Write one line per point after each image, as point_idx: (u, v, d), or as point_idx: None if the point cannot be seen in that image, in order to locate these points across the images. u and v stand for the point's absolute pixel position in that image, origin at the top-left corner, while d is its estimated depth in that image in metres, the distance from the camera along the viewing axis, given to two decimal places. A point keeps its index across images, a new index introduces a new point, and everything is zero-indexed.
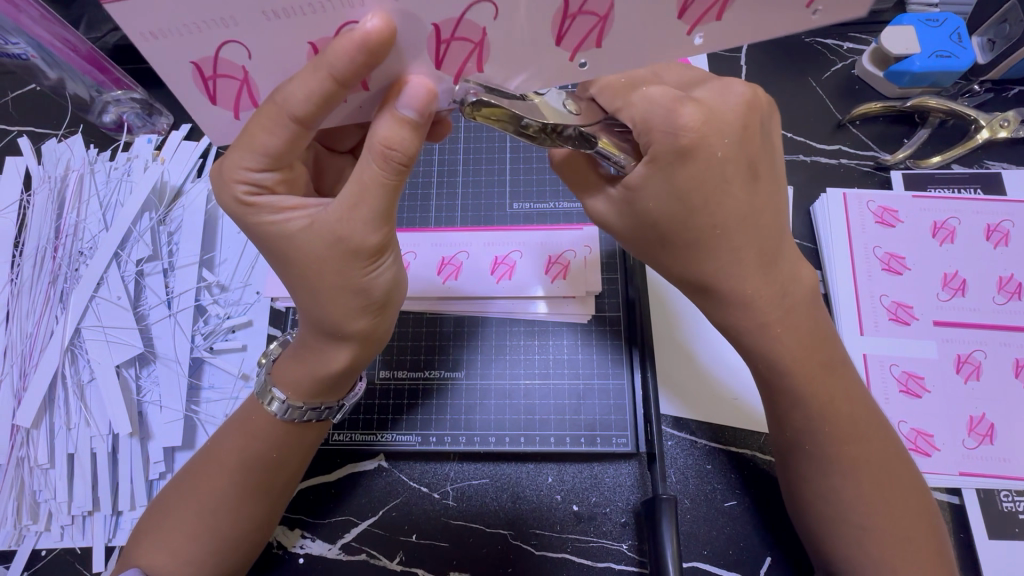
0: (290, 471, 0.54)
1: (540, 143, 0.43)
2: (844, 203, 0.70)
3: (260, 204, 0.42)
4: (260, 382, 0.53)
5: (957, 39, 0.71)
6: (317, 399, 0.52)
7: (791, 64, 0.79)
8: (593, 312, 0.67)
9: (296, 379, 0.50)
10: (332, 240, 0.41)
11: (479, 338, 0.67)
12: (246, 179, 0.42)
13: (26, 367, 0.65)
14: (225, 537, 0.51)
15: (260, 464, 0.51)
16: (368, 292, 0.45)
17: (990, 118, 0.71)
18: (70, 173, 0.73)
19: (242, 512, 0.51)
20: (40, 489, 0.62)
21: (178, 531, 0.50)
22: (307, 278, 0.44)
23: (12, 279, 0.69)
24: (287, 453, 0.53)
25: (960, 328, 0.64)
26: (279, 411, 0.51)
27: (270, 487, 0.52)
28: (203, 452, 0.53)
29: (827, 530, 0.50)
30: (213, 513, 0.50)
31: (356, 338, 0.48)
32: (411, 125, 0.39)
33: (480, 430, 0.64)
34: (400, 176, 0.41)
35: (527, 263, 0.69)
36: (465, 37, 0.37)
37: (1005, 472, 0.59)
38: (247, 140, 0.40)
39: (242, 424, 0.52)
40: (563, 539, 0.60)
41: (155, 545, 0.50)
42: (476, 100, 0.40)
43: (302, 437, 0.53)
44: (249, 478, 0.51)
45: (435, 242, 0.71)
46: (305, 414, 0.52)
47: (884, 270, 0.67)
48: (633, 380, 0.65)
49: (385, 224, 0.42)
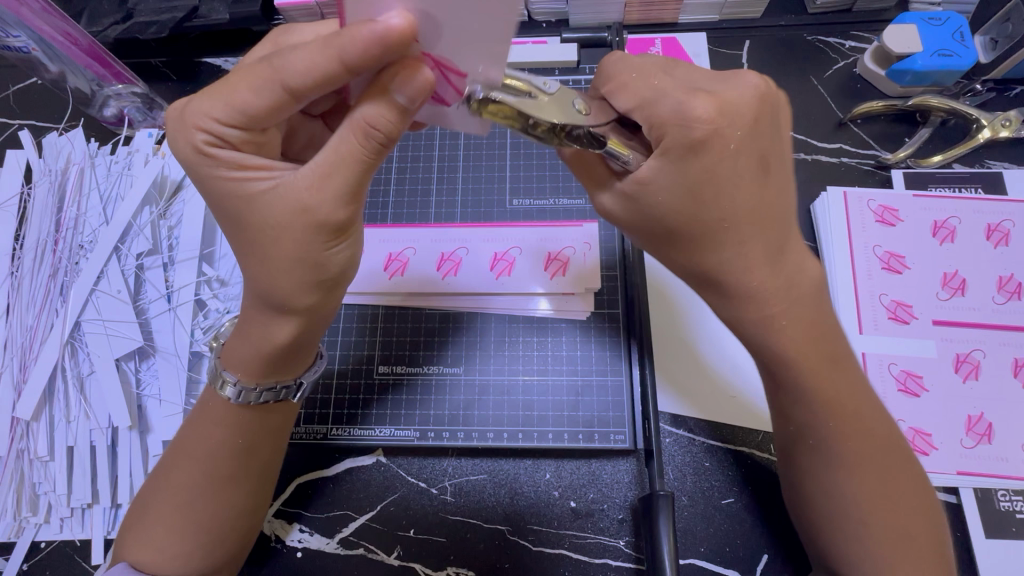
0: (266, 462, 0.54)
1: (550, 142, 0.44)
2: (844, 200, 0.70)
3: (219, 157, 0.42)
4: (210, 368, 0.51)
5: (959, 38, 0.71)
6: (271, 379, 0.51)
7: (793, 62, 0.79)
8: (593, 308, 0.67)
9: (244, 359, 0.49)
10: (298, 209, 0.41)
11: (480, 334, 0.67)
12: (212, 128, 0.41)
13: (26, 359, 0.66)
14: (211, 530, 0.51)
15: (230, 453, 0.51)
16: (325, 268, 0.44)
17: (992, 117, 0.70)
18: (71, 166, 0.73)
19: (228, 502, 0.52)
20: (40, 481, 0.62)
21: (164, 528, 0.50)
22: (264, 247, 0.43)
23: (12, 271, 0.69)
24: (257, 439, 0.52)
25: (959, 327, 0.64)
26: (233, 396, 0.50)
27: (247, 480, 0.52)
28: (177, 445, 0.52)
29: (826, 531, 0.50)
30: (192, 508, 0.50)
31: (303, 311, 0.46)
32: (399, 109, 0.39)
33: (477, 425, 0.64)
34: (378, 154, 0.41)
35: (527, 259, 0.69)
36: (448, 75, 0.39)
37: (1003, 471, 0.59)
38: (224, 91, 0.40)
39: (202, 418, 0.52)
40: (560, 535, 0.60)
41: (143, 539, 0.50)
42: (482, 96, 0.40)
43: (266, 420, 0.52)
44: (224, 472, 0.51)
45: (434, 239, 0.71)
46: (262, 395, 0.51)
47: (883, 268, 0.67)
48: (631, 377, 0.65)
49: (353, 200, 0.42)
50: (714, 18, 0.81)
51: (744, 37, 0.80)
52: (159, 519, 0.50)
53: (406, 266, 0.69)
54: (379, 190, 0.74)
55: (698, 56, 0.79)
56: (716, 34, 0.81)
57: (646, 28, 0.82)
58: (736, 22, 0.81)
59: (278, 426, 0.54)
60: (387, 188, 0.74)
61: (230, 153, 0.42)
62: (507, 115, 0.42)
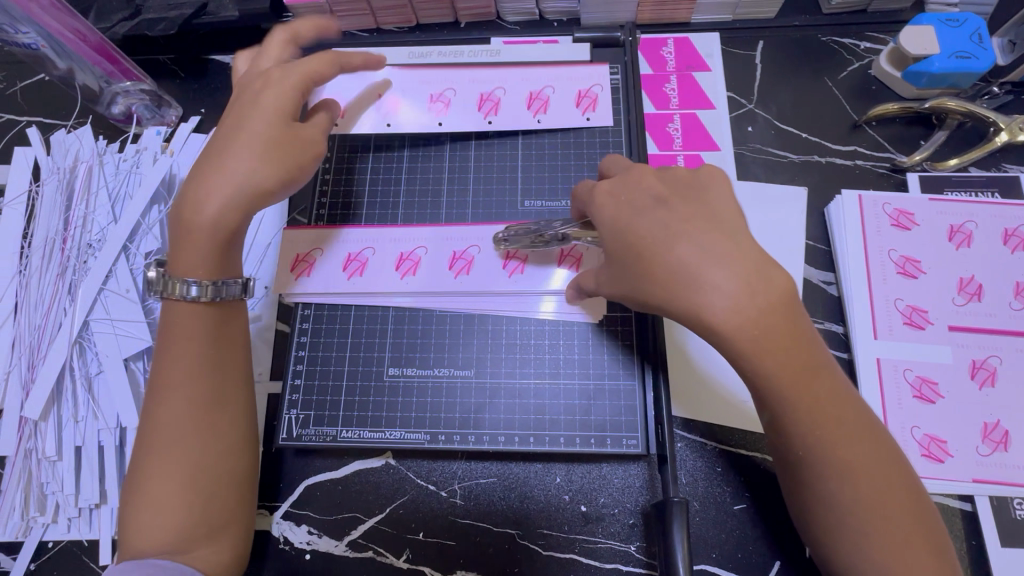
0: (236, 387, 0.55)
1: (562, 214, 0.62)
2: (859, 204, 0.69)
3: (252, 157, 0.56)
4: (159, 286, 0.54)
5: (976, 40, 0.70)
6: (207, 277, 0.54)
7: (806, 63, 0.78)
8: (603, 312, 0.66)
9: (193, 261, 0.54)
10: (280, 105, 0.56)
11: (491, 336, 0.67)
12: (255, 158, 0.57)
13: (34, 358, 0.65)
14: (208, 466, 0.51)
15: (203, 379, 0.53)
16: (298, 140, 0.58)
17: (1010, 121, 0.69)
18: (78, 164, 0.72)
19: (213, 432, 0.52)
20: (48, 481, 0.62)
21: (166, 490, 0.50)
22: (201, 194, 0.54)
23: (20, 270, 0.69)
24: (221, 362, 0.54)
25: (976, 333, 0.64)
26: (175, 294, 0.53)
27: (227, 410, 0.54)
28: (153, 395, 0.52)
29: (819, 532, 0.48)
30: (190, 450, 0.51)
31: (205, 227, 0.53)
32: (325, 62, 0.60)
33: (488, 429, 0.63)
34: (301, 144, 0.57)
35: (540, 257, 0.67)
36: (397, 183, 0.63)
37: (1019, 480, 0.59)
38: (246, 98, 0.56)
39: (169, 344, 0.54)
40: (570, 540, 0.60)
41: (147, 515, 0.49)
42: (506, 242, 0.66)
43: (224, 326, 0.55)
44: (205, 402, 0.52)
45: (447, 236, 0.69)
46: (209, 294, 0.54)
47: (898, 273, 0.66)
48: (644, 382, 0.64)
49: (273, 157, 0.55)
50: (727, 17, 0.80)
51: (757, 37, 0.80)
52: (153, 475, 0.50)
53: (418, 265, 0.67)
54: (389, 189, 0.74)
55: (711, 56, 0.79)
56: (729, 35, 0.80)
57: (658, 28, 0.81)
58: (750, 22, 0.80)
59: (238, 336, 0.57)
60: (398, 187, 0.74)
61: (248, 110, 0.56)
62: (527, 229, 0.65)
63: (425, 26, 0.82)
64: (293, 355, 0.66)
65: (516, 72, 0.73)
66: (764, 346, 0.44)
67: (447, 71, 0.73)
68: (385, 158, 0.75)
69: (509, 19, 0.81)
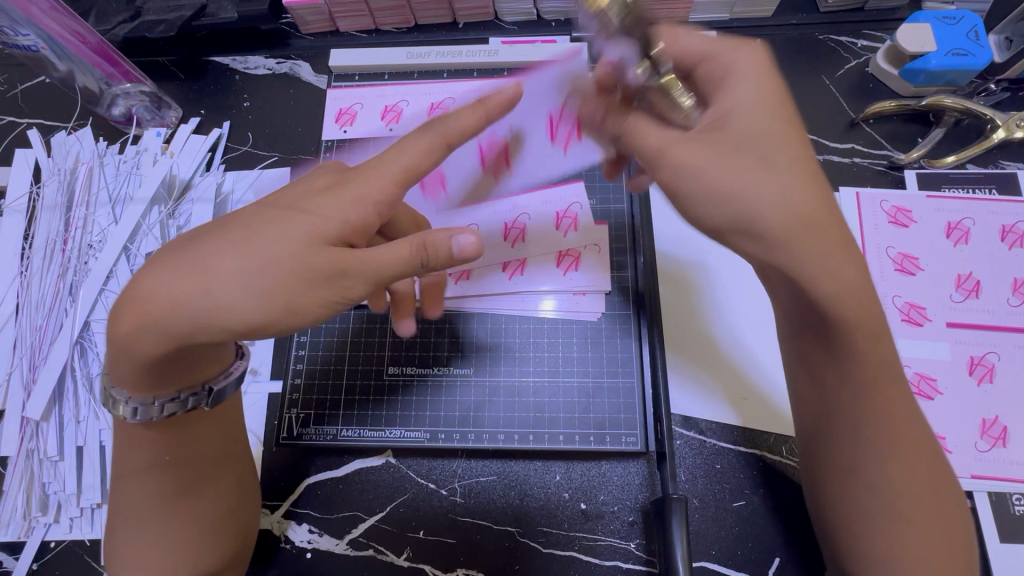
0: (218, 451, 0.52)
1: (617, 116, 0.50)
2: (856, 201, 0.70)
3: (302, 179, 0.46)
4: (103, 392, 0.46)
5: (973, 37, 0.70)
6: (162, 390, 0.45)
7: (803, 61, 0.78)
8: (603, 309, 0.67)
9: (128, 379, 0.43)
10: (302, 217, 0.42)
11: (489, 332, 0.67)
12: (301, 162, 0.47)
13: (35, 359, 0.65)
14: (197, 531, 0.50)
15: (178, 459, 0.49)
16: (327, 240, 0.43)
17: (1007, 118, 0.69)
18: (79, 165, 0.73)
19: (196, 507, 0.50)
20: (49, 481, 0.62)
21: (149, 546, 0.49)
22: (210, 262, 0.39)
23: (21, 271, 0.69)
24: (198, 440, 0.50)
25: (973, 329, 0.64)
26: (129, 414, 0.45)
27: (212, 480, 0.51)
28: (121, 465, 0.49)
29: (846, 514, 0.47)
30: (169, 518, 0.49)
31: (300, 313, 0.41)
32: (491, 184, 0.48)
33: (489, 427, 0.64)
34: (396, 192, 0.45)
35: (539, 249, 0.67)
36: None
37: (1017, 476, 0.59)
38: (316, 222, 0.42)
39: (128, 433, 0.48)
40: (570, 537, 0.60)
41: (134, 561, 0.49)
42: None
43: (192, 421, 0.49)
44: (184, 477, 0.49)
45: (448, 218, 0.67)
46: (167, 408, 0.46)
47: (896, 269, 0.66)
48: (642, 378, 0.64)
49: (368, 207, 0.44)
50: (724, 16, 0.80)
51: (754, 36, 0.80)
52: (132, 544, 0.49)
53: None
54: None
55: None
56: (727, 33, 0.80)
57: None
58: (747, 21, 0.80)
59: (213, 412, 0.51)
60: None
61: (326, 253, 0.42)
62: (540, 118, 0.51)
63: (423, 27, 0.82)
64: (293, 355, 0.67)
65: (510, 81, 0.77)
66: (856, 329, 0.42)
67: (404, 86, 0.77)
68: None
69: (507, 19, 0.81)
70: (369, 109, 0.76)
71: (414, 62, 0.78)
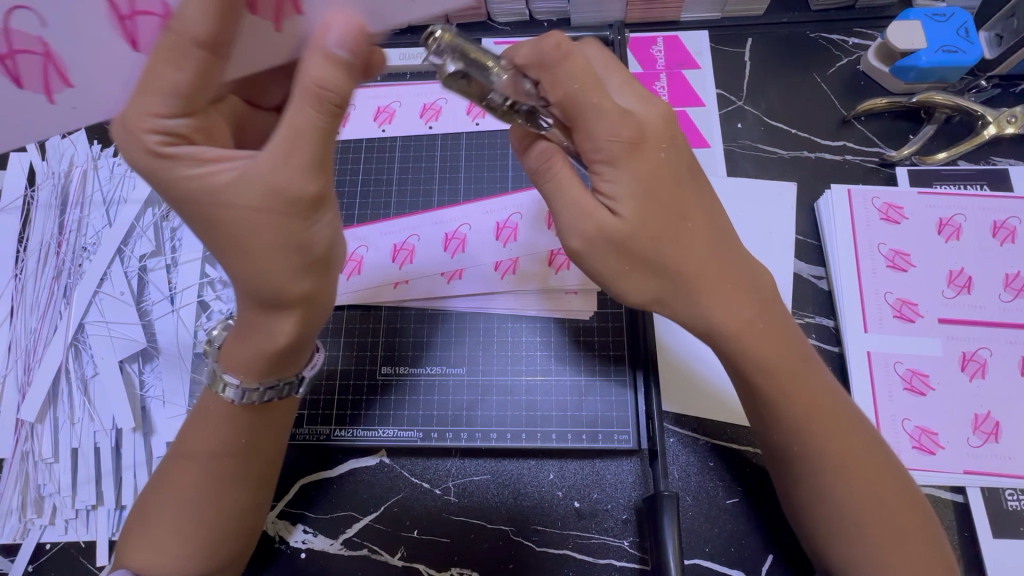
0: (271, 455, 0.54)
1: (499, 114, 0.47)
2: (848, 199, 0.69)
3: (177, 155, 0.41)
4: (209, 371, 0.51)
5: (963, 34, 0.70)
6: (273, 377, 0.51)
7: (795, 59, 0.78)
8: (595, 308, 0.67)
9: (244, 363, 0.49)
10: (266, 191, 0.41)
11: (466, 333, 0.68)
12: (156, 127, 0.40)
13: (30, 362, 0.66)
14: (219, 528, 0.51)
15: (231, 451, 0.51)
16: (309, 249, 0.44)
17: (997, 114, 0.70)
18: (73, 168, 0.73)
19: (229, 502, 0.51)
20: (44, 483, 0.62)
21: (166, 531, 0.50)
22: (251, 276, 0.44)
23: (15, 274, 0.70)
24: (259, 437, 0.52)
25: (965, 325, 0.64)
26: (236, 396, 0.50)
27: (246, 479, 0.52)
28: (180, 448, 0.52)
29: (817, 521, 0.49)
30: (202, 508, 0.50)
31: (299, 302, 0.47)
32: (344, 65, 0.40)
33: (481, 426, 0.64)
34: (335, 118, 0.42)
35: (528, 248, 0.68)
36: (147, 11, 0.39)
37: (1011, 471, 0.59)
38: (156, 83, 0.39)
39: (201, 423, 0.52)
40: (564, 535, 0.60)
41: (147, 545, 0.49)
42: (452, 70, 0.42)
43: (267, 418, 0.53)
44: (231, 471, 0.51)
45: (434, 221, 0.71)
46: (266, 394, 0.51)
47: (888, 266, 0.67)
48: (634, 376, 0.65)
49: (322, 173, 0.42)
50: (716, 15, 0.81)
51: (746, 35, 0.80)
52: (152, 531, 0.50)
53: (413, 254, 0.69)
54: (381, 189, 0.74)
55: (701, 54, 0.79)
56: (719, 32, 0.80)
57: (647, 26, 0.81)
58: (739, 20, 0.80)
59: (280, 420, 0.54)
60: (390, 188, 0.74)
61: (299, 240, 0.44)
62: (470, 91, 0.44)
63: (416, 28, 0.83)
64: None
65: None
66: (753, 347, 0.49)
67: (437, 85, 0.78)
68: (377, 160, 0.75)
69: (499, 20, 0.81)
70: (408, 108, 0.77)
71: (407, 64, 0.78)
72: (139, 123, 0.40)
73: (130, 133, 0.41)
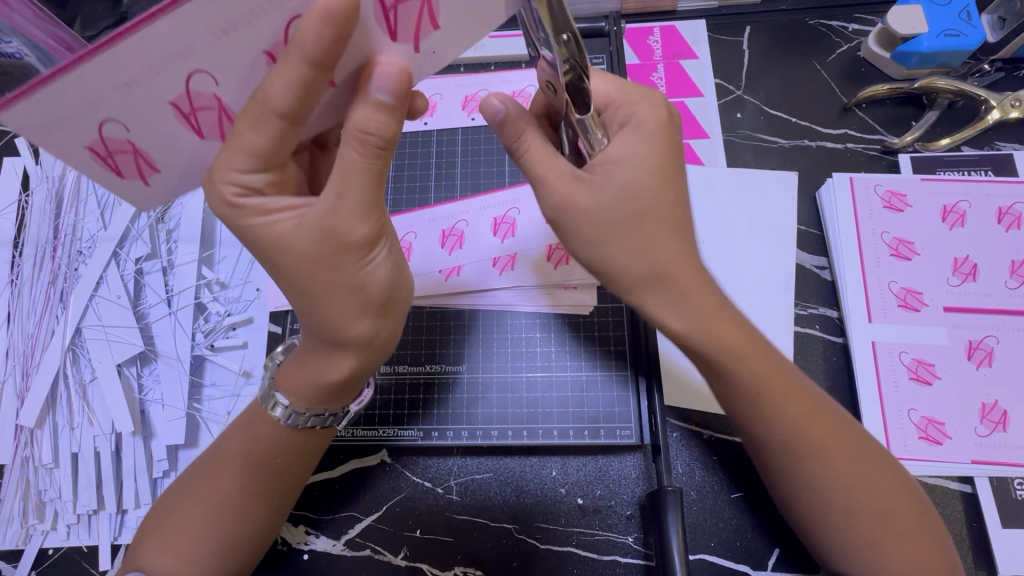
0: (300, 474, 0.53)
1: (560, 77, 0.40)
2: (850, 187, 0.69)
3: (249, 206, 0.41)
4: (262, 388, 0.51)
5: (965, 18, 0.69)
6: (321, 406, 0.50)
7: (795, 47, 0.77)
8: (595, 302, 0.66)
9: (301, 389, 0.49)
10: (320, 236, 0.40)
11: (468, 331, 0.67)
12: (235, 180, 0.40)
13: (27, 367, 0.66)
14: (231, 538, 0.50)
15: (261, 469, 0.51)
16: (366, 292, 0.43)
17: (1000, 98, 0.69)
18: (67, 172, 0.72)
19: (250, 516, 0.51)
20: (46, 488, 0.62)
21: (174, 537, 0.49)
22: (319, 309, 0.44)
23: (12, 279, 0.69)
24: (292, 457, 0.52)
25: (971, 313, 0.63)
26: (284, 417, 0.50)
27: (272, 492, 0.52)
28: (208, 459, 0.52)
29: (828, 519, 0.47)
30: (214, 520, 0.50)
31: (360, 343, 0.46)
32: (386, 108, 0.38)
33: (482, 423, 0.63)
34: (384, 159, 0.40)
35: (527, 244, 0.68)
36: (206, 107, 0.37)
37: (1020, 460, 0.58)
38: (235, 141, 0.38)
39: (236, 440, 0.52)
40: (567, 533, 0.59)
41: (153, 550, 0.49)
42: (540, 2, 0.37)
43: (304, 441, 0.52)
44: (258, 487, 0.51)
45: (430, 219, 0.71)
46: (310, 421, 0.51)
47: (891, 255, 0.66)
48: (635, 371, 0.64)
49: (373, 214, 0.41)
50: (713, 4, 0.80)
51: (744, 23, 0.79)
52: (160, 540, 0.49)
53: (410, 251, 0.69)
54: None
55: (698, 43, 0.78)
56: (716, 21, 0.79)
57: (644, 17, 0.80)
58: (736, 8, 0.79)
59: (314, 447, 0.53)
60: (385, 186, 0.73)
61: (347, 280, 0.42)
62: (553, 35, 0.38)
63: None
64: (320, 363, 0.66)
65: (497, 76, 0.77)
66: (792, 364, 0.47)
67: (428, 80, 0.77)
68: None
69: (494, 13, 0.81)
70: None
71: None
72: (213, 180, 0.40)
73: (212, 186, 0.41)
